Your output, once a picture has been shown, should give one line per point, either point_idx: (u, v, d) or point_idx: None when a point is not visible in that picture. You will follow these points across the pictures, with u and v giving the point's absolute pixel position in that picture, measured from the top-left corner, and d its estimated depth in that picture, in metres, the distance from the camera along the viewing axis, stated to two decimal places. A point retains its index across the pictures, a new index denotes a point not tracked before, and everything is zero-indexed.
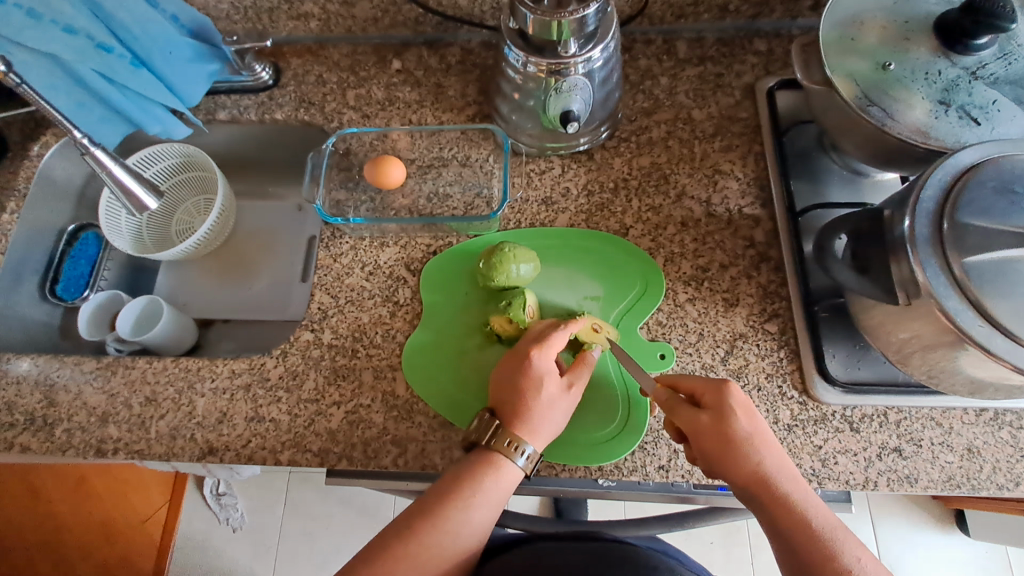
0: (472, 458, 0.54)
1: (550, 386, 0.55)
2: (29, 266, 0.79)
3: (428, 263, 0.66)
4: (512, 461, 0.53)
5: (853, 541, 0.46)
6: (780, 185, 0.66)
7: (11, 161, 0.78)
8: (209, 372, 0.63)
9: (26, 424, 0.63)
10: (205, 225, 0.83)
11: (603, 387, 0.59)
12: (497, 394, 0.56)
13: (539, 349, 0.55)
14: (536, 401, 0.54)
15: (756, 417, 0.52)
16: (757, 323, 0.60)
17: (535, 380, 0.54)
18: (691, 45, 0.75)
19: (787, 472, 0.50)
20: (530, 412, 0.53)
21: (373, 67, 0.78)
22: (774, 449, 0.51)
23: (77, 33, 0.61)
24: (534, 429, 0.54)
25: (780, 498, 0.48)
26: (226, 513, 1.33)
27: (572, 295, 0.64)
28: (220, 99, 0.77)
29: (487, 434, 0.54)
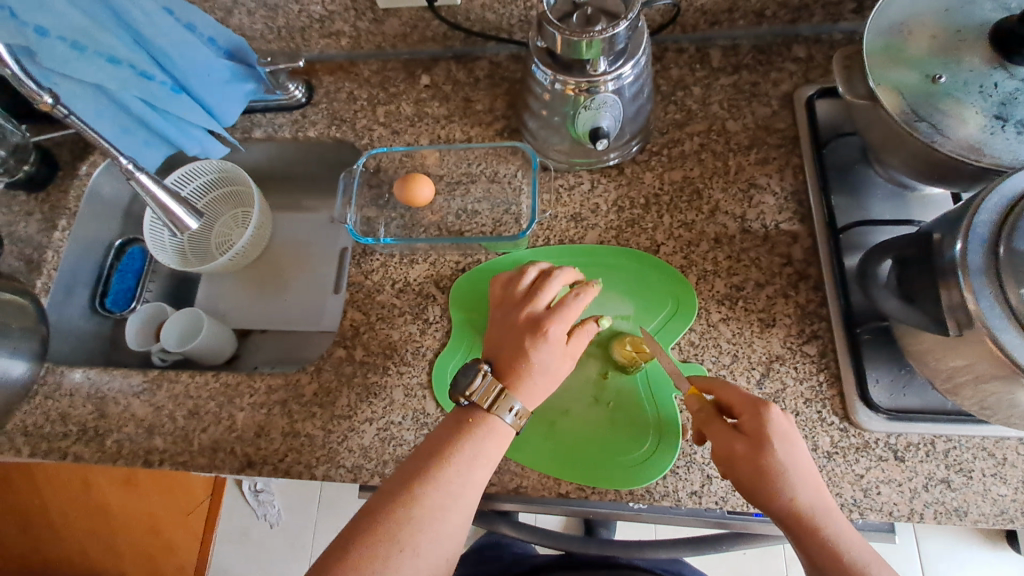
0: (469, 415, 0.53)
1: (554, 369, 0.54)
2: (80, 280, 0.83)
3: (456, 282, 0.66)
4: (501, 418, 0.52)
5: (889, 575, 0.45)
6: (820, 200, 0.63)
7: (61, 181, 0.82)
8: (247, 387, 0.65)
9: (79, 435, 0.66)
10: (243, 240, 0.86)
11: (633, 408, 0.58)
12: (505, 343, 0.55)
13: (561, 321, 0.55)
14: (538, 358, 0.54)
15: (796, 441, 0.50)
16: (794, 344, 0.58)
17: (543, 359, 0.54)
18: (725, 53, 0.73)
19: (825, 505, 0.48)
20: (531, 365, 0.54)
21: (403, 82, 0.78)
22: (812, 476, 0.49)
23: (120, 62, 0.61)
24: (532, 390, 0.53)
25: (815, 532, 0.47)
26: (264, 509, 1.39)
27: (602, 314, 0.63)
28: (256, 118, 0.79)
29: (489, 398, 0.52)
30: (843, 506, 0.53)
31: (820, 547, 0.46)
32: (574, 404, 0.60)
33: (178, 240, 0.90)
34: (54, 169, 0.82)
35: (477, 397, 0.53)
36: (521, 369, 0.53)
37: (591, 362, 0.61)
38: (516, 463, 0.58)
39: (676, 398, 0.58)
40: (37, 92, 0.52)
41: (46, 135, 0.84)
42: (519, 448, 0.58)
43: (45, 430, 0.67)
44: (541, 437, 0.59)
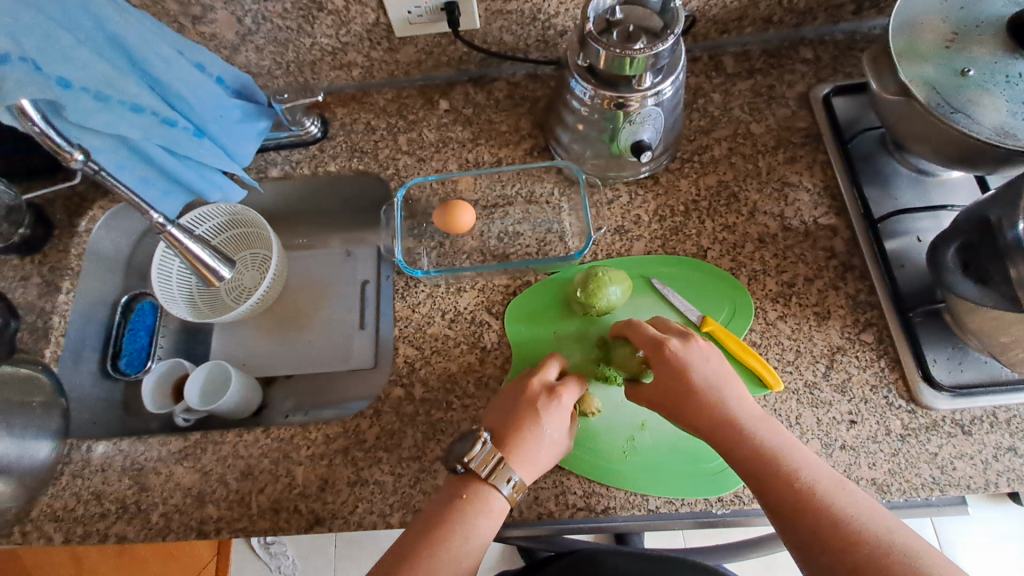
0: (463, 485, 0.52)
1: (557, 437, 0.55)
2: (88, 344, 0.77)
3: (510, 303, 0.65)
4: (500, 491, 0.52)
5: (806, 460, 0.48)
6: (853, 192, 0.66)
7: (58, 241, 0.76)
8: (303, 440, 0.62)
9: (119, 513, 0.62)
10: (263, 285, 0.82)
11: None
12: (507, 410, 0.56)
13: (570, 389, 0.56)
14: (548, 428, 0.54)
15: (709, 359, 0.53)
16: (852, 334, 0.60)
17: (549, 427, 0.54)
18: (737, 59, 0.75)
19: (748, 413, 0.51)
20: (535, 432, 0.54)
21: (421, 109, 0.77)
22: (736, 396, 0.52)
23: (144, 110, 0.57)
24: (529, 460, 0.53)
25: (738, 435, 0.50)
26: (277, 562, 1.31)
27: None
28: (270, 156, 0.77)
29: (487, 467, 0.52)
30: (923, 486, 0.55)
31: (751, 463, 0.49)
32: (651, 417, 0.59)
33: (187, 289, 0.84)
34: (50, 228, 0.77)
35: (475, 463, 0.52)
36: (520, 439, 0.53)
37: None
38: (602, 484, 0.57)
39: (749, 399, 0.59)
40: (68, 150, 0.50)
41: (36, 192, 0.78)
42: (602, 471, 0.57)
43: (77, 513, 0.62)
44: (622, 454, 0.58)
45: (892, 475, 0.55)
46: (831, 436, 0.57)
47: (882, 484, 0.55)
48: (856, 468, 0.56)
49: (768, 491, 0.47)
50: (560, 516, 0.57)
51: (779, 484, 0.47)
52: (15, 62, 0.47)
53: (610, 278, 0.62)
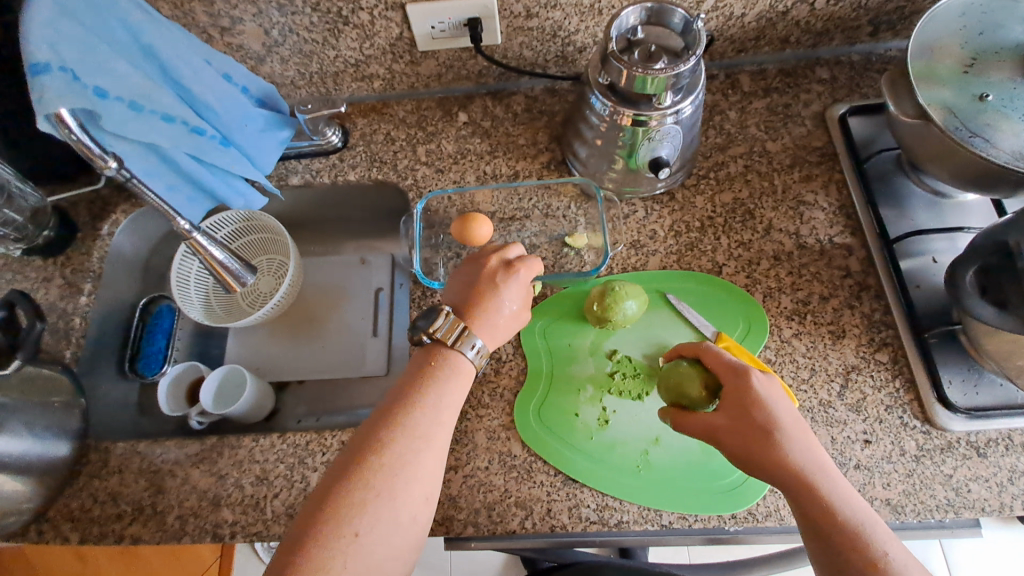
0: (428, 359, 0.55)
1: (517, 299, 0.59)
2: (107, 346, 0.79)
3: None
4: (462, 354, 0.55)
5: (879, 526, 0.46)
6: (868, 212, 0.66)
7: (81, 243, 0.78)
8: (319, 446, 0.63)
9: (135, 515, 0.62)
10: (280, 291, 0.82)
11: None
12: (466, 290, 0.59)
13: (528, 263, 0.60)
14: (505, 290, 0.59)
15: (788, 405, 0.51)
16: (867, 353, 0.60)
17: (508, 296, 0.59)
18: (754, 78, 0.76)
19: (822, 466, 0.49)
20: (494, 302, 0.58)
21: (440, 121, 0.79)
22: (810, 443, 0.50)
23: (174, 119, 0.58)
24: (491, 330, 0.57)
25: (813, 489, 0.47)
26: None
27: (677, 338, 0.63)
28: (291, 165, 0.78)
29: (453, 335, 0.56)
30: (938, 507, 0.55)
31: (823, 519, 0.46)
32: (665, 432, 0.60)
33: (204, 293, 0.85)
34: (73, 231, 0.78)
35: (441, 333, 0.56)
36: (481, 308, 0.58)
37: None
38: (616, 498, 0.57)
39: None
40: (104, 158, 0.51)
41: (61, 196, 0.79)
42: (616, 484, 0.58)
43: (93, 514, 0.63)
44: (636, 468, 0.58)
45: (906, 496, 0.55)
46: (845, 455, 0.57)
47: (896, 505, 0.55)
48: (871, 488, 0.56)
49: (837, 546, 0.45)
50: (572, 528, 0.57)
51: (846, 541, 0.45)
52: (56, 72, 0.48)
53: (628, 291, 0.62)
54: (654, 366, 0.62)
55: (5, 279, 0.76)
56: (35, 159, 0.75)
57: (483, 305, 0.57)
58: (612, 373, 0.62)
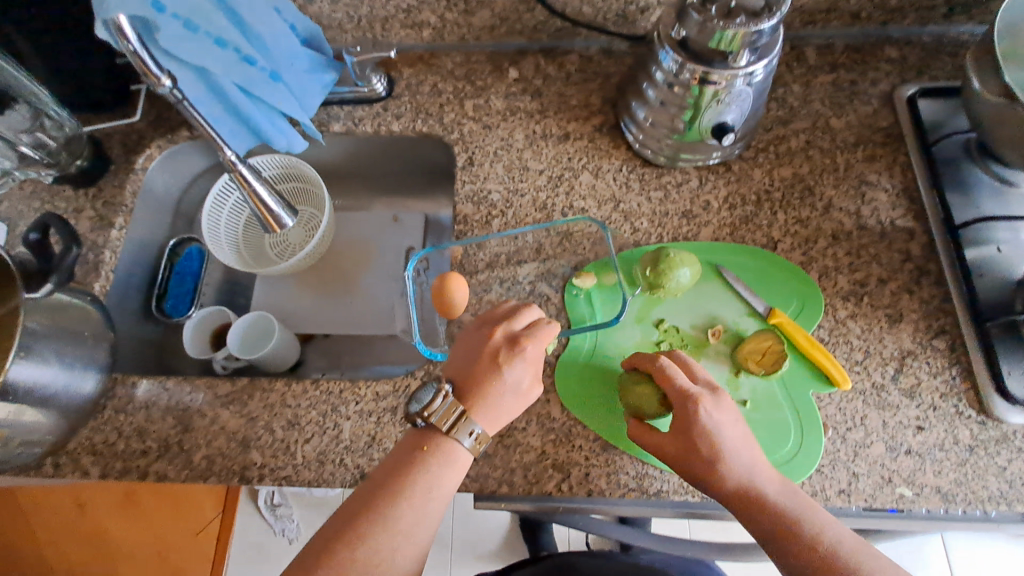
0: (421, 440, 0.52)
1: (523, 382, 0.54)
2: (134, 284, 0.77)
3: (571, 278, 0.64)
4: (459, 443, 0.52)
5: (830, 527, 0.47)
6: (932, 197, 0.64)
7: (114, 176, 0.75)
8: (353, 395, 0.61)
9: (161, 452, 0.61)
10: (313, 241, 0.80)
11: (770, 408, 0.57)
12: (467, 366, 0.55)
13: (537, 339, 0.55)
14: (509, 375, 0.54)
15: (730, 421, 0.51)
16: (924, 339, 0.59)
17: (512, 379, 0.54)
18: (820, 52, 0.73)
19: (767, 478, 0.50)
20: (496, 386, 0.53)
21: (490, 75, 0.76)
22: (754, 454, 0.51)
23: (226, 45, 0.57)
24: (491, 417, 0.53)
25: (762, 506, 0.49)
26: (282, 524, 1.29)
27: (727, 312, 0.61)
28: (333, 111, 0.75)
29: (448, 421, 0.52)
30: (990, 499, 0.53)
31: (775, 534, 0.48)
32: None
33: (234, 239, 0.83)
34: (107, 162, 0.75)
35: (435, 418, 0.52)
36: (482, 391, 0.53)
37: (722, 361, 0.59)
38: (656, 468, 0.56)
39: (812, 396, 0.57)
40: (158, 76, 0.48)
41: (96, 126, 0.77)
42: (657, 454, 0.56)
43: (117, 448, 0.61)
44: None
45: (957, 485, 0.53)
46: (896, 440, 0.55)
47: (946, 493, 0.53)
48: (921, 474, 0.54)
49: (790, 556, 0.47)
50: (610, 494, 0.55)
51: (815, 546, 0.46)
52: None
53: (681, 259, 0.60)
54: (702, 338, 0.60)
55: (34, 207, 0.74)
56: (73, 85, 0.73)
57: (485, 389, 0.53)
58: (658, 342, 0.60)
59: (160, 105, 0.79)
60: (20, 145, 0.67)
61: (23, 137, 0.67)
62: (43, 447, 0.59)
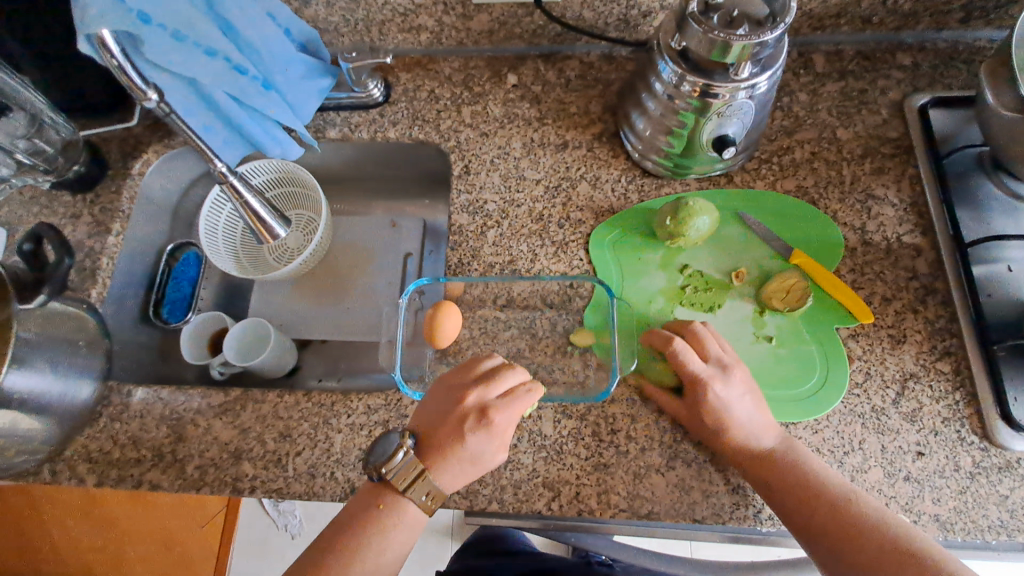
0: (381, 489, 0.53)
1: (487, 451, 0.53)
2: (132, 289, 0.77)
3: (596, 227, 0.66)
4: (412, 500, 0.52)
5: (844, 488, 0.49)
6: (942, 213, 0.62)
7: (112, 181, 0.75)
8: (344, 407, 0.61)
9: (154, 461, 0.61)
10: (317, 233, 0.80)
11: (795, 344, 0.59)
12: (435, 422, 0.54)
13: (510, 409, 0.53)
14: (472, 445, 0.52)
15: (740, 395, 0.53)
16: (927, 361, 0.57)
17: (474, 449, 0.52)
18: (829, 59, 0.71)
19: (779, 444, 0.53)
20: (457, 453, 0.52)
21: (488, 81, 0.74)
22: (765, 423, 0.53)
23: (216, 54, 0.55)
24: (449, 480, 0.53)
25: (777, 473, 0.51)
26: (285, 519, 1.31)
27: (750, 257, 0.63)
28: (329, 116, 0.75)
29: (404, 480, 0.52)
30: (990, 528, 0.51)
31: (790, 499, 0.49)
32: (736, 342, 0.59)
33: (231, 242, 0.83)
34: (104, 167, 0.75)
35: (392, 475, 0.52)
36: (442, 455, 0.52)
37: (746, 300, 0.61)
38: (648, 488, 0.55)
39: (837, 330, 0.59)
40: (144, 90, 0.47)
41: (93, 130, 0.77)
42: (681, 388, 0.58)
43: (112, 456, 0.62)
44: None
45: (956, 514, 0.52)
46: (895, 465, 0.54)
47: (945, 522, 0.52)
48: (919, 502, 0.53)
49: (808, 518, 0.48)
50: (600, 515, 0.55)
51: (831, 517, 0.47)
52: None
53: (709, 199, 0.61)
54: (726, 281, 0.62)
55: (33, 212, 0.74)
56: (70, 90, 0.73)
57: (446, 454, 0.52)
58: (683, 286, 0.62)
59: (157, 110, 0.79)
60: (16, 152, 0.67)
61: (20, 143, 0.67)
62: (39, 455, 0.59)
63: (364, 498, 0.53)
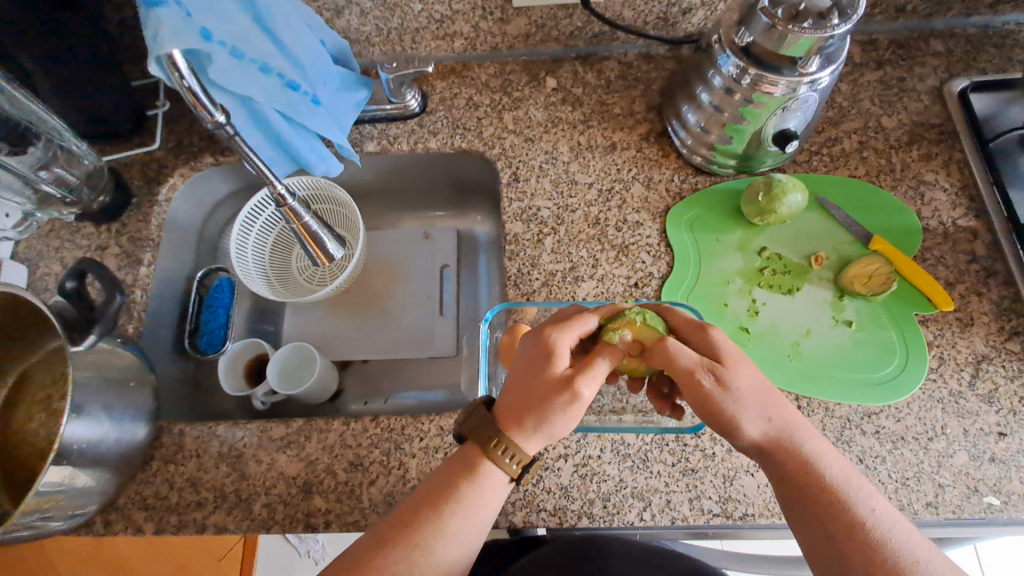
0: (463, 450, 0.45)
1: (544, 376, 0.44)
2: (164, 321, 0.73)
3: (672, 208, 0.65)
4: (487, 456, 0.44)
5: (865, 489, 0.41)
6: (994, 196, 0.63)
7: (137, 210, 0.71)
8: (416, 430, 0.59)
9: (217, 502, 0.58)
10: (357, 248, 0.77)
11: (875, 328, 0.59)
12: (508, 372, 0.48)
13: (562, 328, 0.46)
14: (527, 364, 0.45)
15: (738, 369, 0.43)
16: (997, 342, 0.58)
17: (530, 371, 0.44)
18: (865, 48, 0.72)
19: (796, 426, 0.43)
20: (515, 383, 0.45)
21: (527, 86, 0.73)
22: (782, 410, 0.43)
23: (270, 71, 0.53)
24: (513, 418, 0.43)
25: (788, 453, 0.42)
26: (308, 546, 1.16)
27: (826, 243, 0.63)
28: (365, 129, 0.72)
29: (470, 423, 0.45)
30: None
31: (792, 478, 0.42)
32: (816, 325, 0.60)
33: (261, 266, 0.80)
34: (128, 195, 0.71)
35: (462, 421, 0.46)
36: (506, 395, 0.45)
37: (825, 286, 0.61)
38: (739, 490, 0.55)
39: (915, 315, 0.59)
40: (211, 110, 0.46)
41: (114, 157, 0.73)
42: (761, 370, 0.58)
43: (170, 501, 0.58)
44: (788, 356, 0.58)
45: None
46: (979, 448, 0.54)
47: None
48: (1007, 482, 0.53)
49: (805, 499, 0.41)
50: (694, 521, 0.54)
51: (829, 528, 0.40)
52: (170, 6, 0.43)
53: (790, 183, 0.61)
54: (805, 265, 0.62)
55: (55, 247, 0.70)
56: (90, 116, 0.69)
57: (505, 391, 0.45)
58: (762, 268, 0.62)
59: (180, 132, 0.75)
60: (40, 183, 0.63)
61: (42, 175, 0.63)
62: (94, 507, 0.56)
63: (430, 486, 0.44)
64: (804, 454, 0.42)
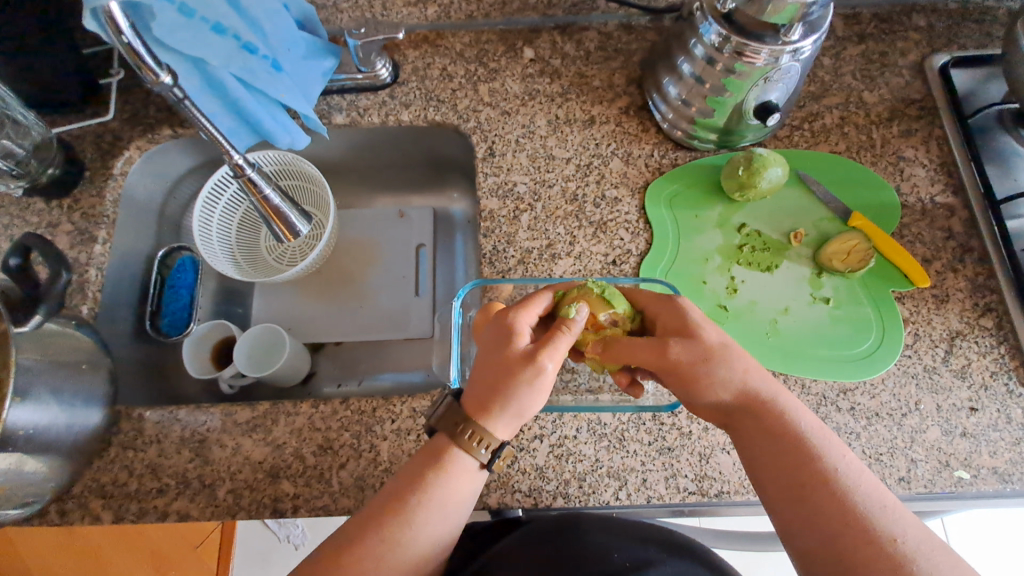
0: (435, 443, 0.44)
1: (506, 356, 0.43)
2: (123, 302, 0.70)
3: (652, 184, 0.64)
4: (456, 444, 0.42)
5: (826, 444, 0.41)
6: (971, 172, 0.63)
7: (90, 184, 0.67)
8: (387, 413, 0.57)
9: (179, 489, 0.56)
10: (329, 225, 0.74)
11: (852, 305, 0.59)
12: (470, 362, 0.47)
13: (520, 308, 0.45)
14: (489, 349, 0.44)
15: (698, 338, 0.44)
16: (971, 318, 0.58)
17: (491, 355, 0.43)
18: (848, 22, 0.70)
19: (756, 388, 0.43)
20: (478, 368, 0.44)
21: (504, 57, 0.70)
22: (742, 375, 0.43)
23: (225, 32, 0.50)
24: (480, 402, 0.42)
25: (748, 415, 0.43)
26: (286, 530, 1.12)
27: (806, 219, 0.62)
28: (334, 100, 0.69)
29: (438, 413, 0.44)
30: None
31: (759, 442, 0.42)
32: (794, 303, 0.59)
33: (226, 245, 0.76)
34: (81, 168, 0.67)
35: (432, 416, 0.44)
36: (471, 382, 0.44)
37: (804, 263, 0.61)
38: (715, 468, 0.54)
39: (892, 292, 0.59)
40: (155, 71, 0.43)
41: (63, 128, 0.69)
42: None
43: (129, 488, 0.56)
44: (766, 334, 0.58)
45: (1014, 465, 0.53)
46: (951, 423, 0.54)
47: (1003, 473, 0.53)
48: (977, 456, 0.53)
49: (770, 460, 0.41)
50: (670, 500, 0.53)
51: (792, 483, 0.40)
52: None
53: (771, 157, 0.60)
54: (784, 242, 0.61)
55: None
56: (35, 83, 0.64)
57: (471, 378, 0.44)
58: (741, 245, 0.61)
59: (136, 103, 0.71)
60: None
61: None
62: (46, 496, 0.53)
63: (402, 479, 0.42)
64: (768, 413, 0.42)
